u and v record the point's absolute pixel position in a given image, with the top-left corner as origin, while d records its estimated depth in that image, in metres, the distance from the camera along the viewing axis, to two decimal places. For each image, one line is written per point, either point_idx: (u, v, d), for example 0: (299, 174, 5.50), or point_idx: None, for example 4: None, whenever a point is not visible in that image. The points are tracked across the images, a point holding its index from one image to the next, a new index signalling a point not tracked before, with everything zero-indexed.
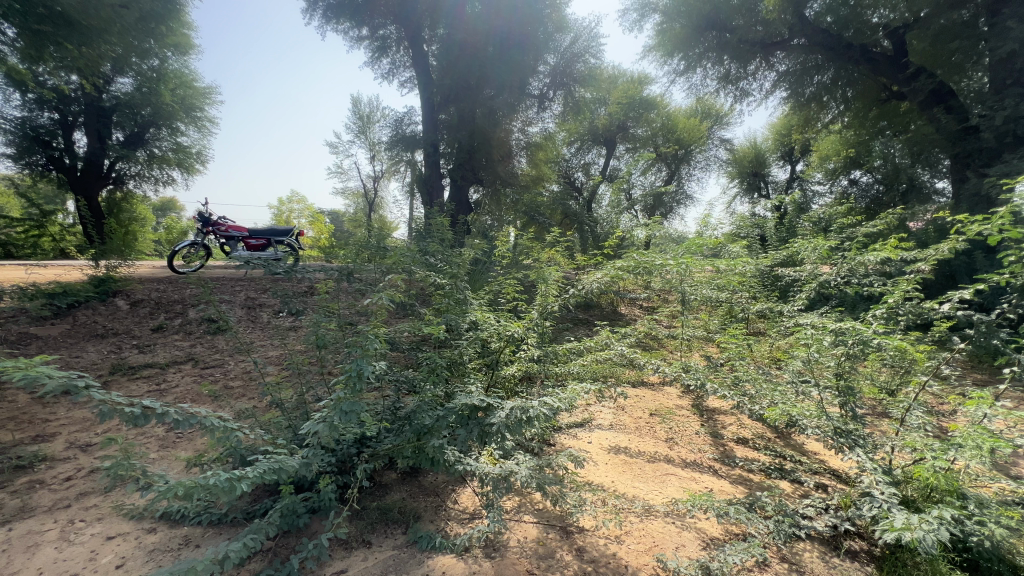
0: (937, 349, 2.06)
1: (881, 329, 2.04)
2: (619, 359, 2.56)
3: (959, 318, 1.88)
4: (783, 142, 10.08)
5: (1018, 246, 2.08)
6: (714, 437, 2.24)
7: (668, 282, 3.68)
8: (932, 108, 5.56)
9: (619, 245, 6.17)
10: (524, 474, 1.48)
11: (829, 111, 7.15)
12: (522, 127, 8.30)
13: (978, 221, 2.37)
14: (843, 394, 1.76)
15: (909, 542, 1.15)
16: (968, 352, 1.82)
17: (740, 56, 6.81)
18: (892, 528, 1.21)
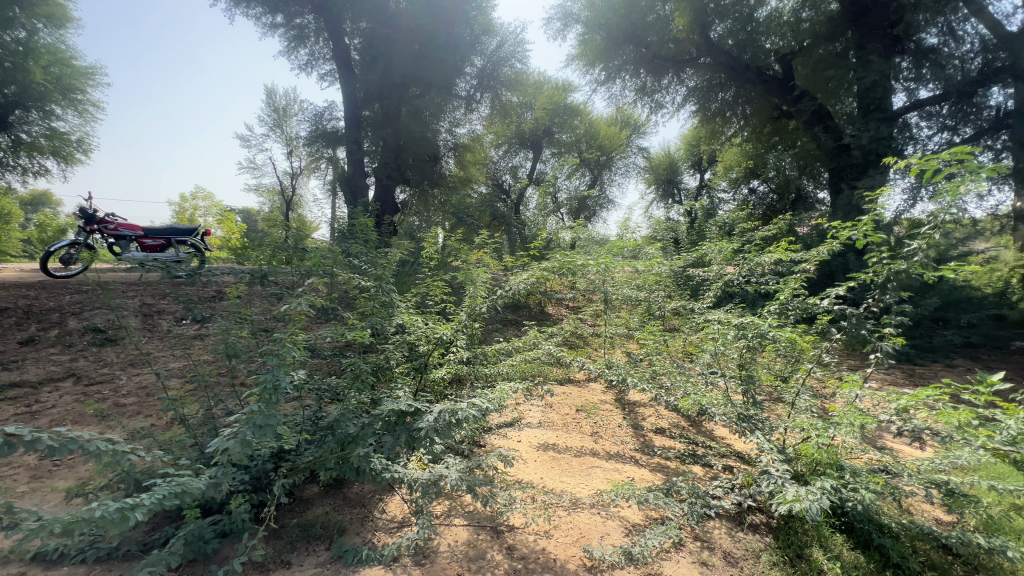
0: (819, 340, 2.34)
1: (775, 323, 2.28)
2: (547, 358, 2.63)
3: (836, 312, 2.15)
4: (693, 153, 10.90)
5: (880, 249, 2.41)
6: (635, 428, 2.37)
7: (591, 282, 3.84)
8: (814, 127, 6.30)
9: (545, 247, 6.32)
10: (454, 477, 1.46)
11: (732, 126, 7.84)
12: (449, 127, 8.22)
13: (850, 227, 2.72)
14: (745, 383, 1.94)
15: (798, 512, 1.30)
16: (844, 341, 2.09)
17: (654, 70, 7.27)
18: (784, 501, 1.35)
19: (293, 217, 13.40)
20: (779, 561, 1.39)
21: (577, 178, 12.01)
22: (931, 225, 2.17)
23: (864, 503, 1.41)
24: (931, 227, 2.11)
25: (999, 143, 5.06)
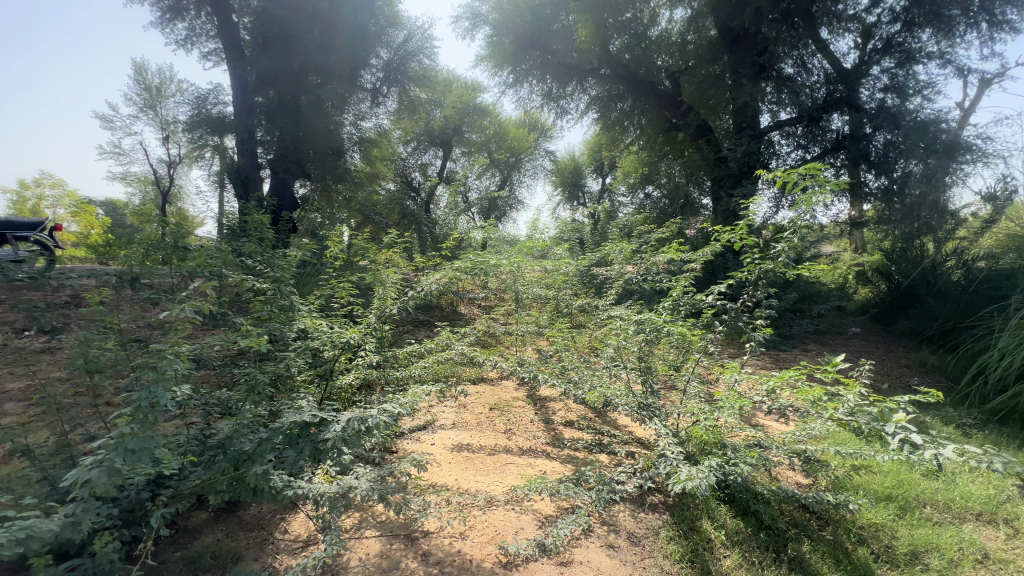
0: (705, 331, 2.59)
1: (669, 318, 2.50)
2: (460, 358, 2.62)
3: (718, 307, 2.40)
4: (596, 158, 11.52)
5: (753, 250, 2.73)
6: (546, 423, 2.45)
7: (502, 282, 3.89)
8: (699, 140, 6.98)
9: (456, 247, 6.29)
10: (364, 488, 1.39)
11: (630, 135, 8.43)
12: (353, 121, 7.72)
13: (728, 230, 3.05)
14: (644, 374, 2.10)
15: (690, 488, 1.44)
16: (725, 333, 2.35)
17: (559, 77, 7.56)
18: (678, 480, 1.49)
19: (171, 211, 11.88)
20: (675, 535, 1.53)
21: (487, 178, 12.10)
22: (790, 230, 2.52)
23: (742, 475, 1.60)
24: (792, 231, 2.44)
25: (838, 161, 6.01)
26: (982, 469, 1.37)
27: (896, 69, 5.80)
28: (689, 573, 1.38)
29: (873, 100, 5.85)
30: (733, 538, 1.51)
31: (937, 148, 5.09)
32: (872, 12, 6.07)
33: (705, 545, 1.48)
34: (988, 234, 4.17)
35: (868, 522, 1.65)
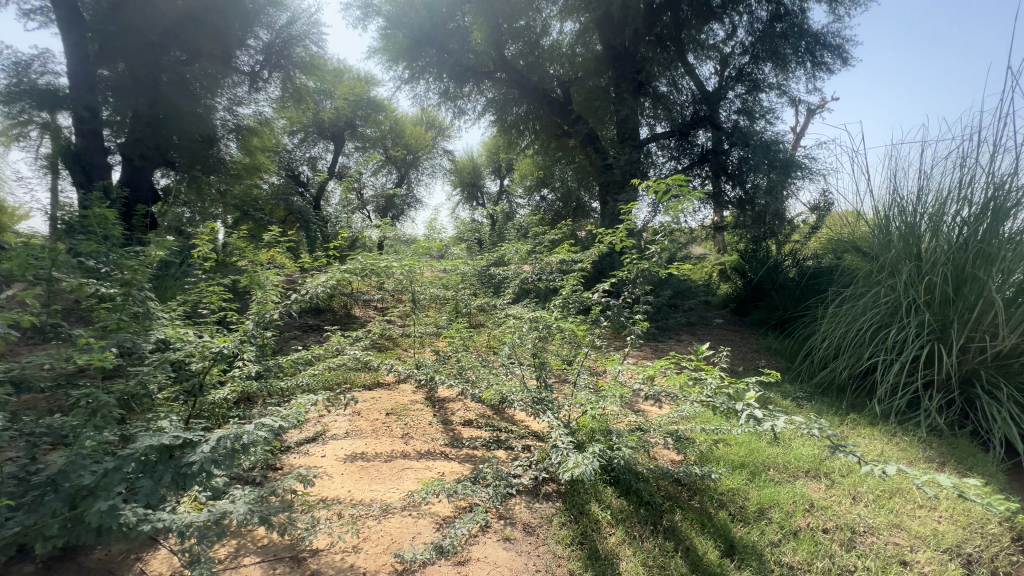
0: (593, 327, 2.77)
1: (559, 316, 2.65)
2: (353, 363, 2.49)
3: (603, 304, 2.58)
4: (493, 160, 11.69)
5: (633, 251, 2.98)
6: (445, 424, 2.44)
7: (398, 283, 3.77)
8: (588, 147, 7.45)
9: (350, 247, 5.97)
10: (241, 511, 1.26)
11: (525, 139, 8.71)
12: (228, 105, 6.87)
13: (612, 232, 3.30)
14: (538, 368, 2.19)
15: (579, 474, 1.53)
16: (609, 328, 2.54)
17: (456, 77, 7.55)
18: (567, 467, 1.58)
19: None
20: (567, 520, 1.62)
21: (383, 176, 11.64)
22: (663, 234, 2.80)
23: (625, 458, 1.74)
24: (664, 234, 2.71)
25: (703, 173, 6.81)
26: (806, 433, 1.65)
27: (746, 95, 6.74)
28: (579, 553, 1.48)
29: (729, 121, 6.73)
30: (618, 515, 1.65)
31: (778, 164, 6.00)
32: (727, 44, 6.99)
33: (594, 526, 1.58)
34: (814, 238, 5.02)
35: (727, 487, 1.90)
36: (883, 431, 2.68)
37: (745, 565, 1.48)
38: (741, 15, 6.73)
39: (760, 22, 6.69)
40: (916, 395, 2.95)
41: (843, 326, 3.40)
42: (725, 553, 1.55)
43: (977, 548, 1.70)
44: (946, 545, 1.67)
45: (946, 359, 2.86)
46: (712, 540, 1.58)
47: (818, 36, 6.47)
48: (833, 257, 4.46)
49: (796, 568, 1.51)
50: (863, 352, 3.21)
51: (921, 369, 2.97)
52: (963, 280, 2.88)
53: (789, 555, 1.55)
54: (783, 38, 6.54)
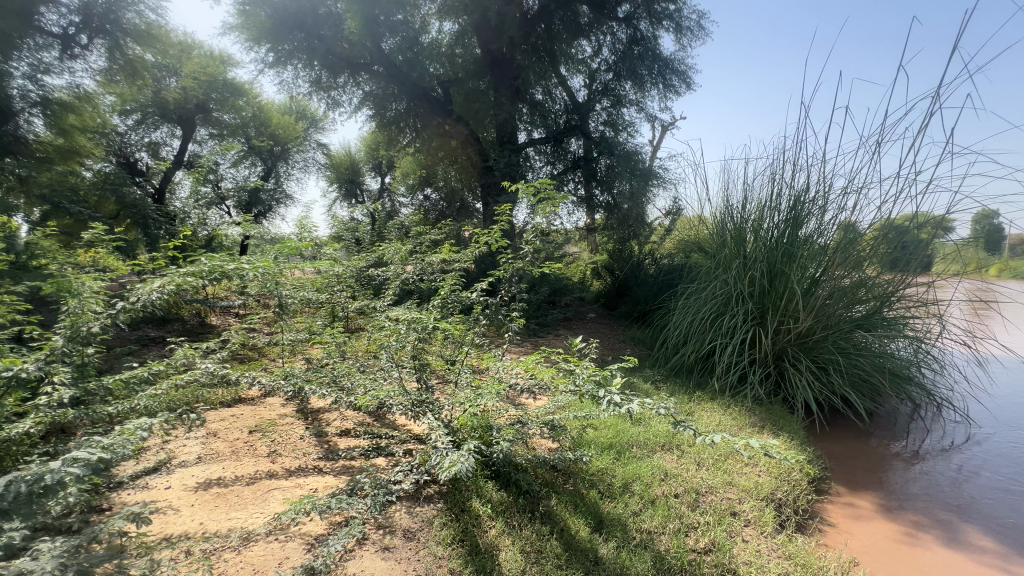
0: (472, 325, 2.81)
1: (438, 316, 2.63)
2: (206, 378, 2.20)
3: (481, 303, 2.64)
4: (372, 156, 11.15)
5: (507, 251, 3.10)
6: (318, 437, 2.27)
7: (262, 287, 3.43)
8: (469, 148, 7.53)
9: (203, 247, 5.26)
10: (48, 568, 1.04)
11: (405, 136, 8.49)
12: (29, 73, 5.55)
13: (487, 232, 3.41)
14: (419, 370, 2.16)
15: (457, 472, 1.54)
16: (488, 325, 2.61)
17: (329, 66, 7.11)
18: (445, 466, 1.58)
19: None
20: (448, 520, 1.62)
21: (244, 167, 10.39)
22: (536, 235, 2.96)
23: (504, 451, 1.80)
24: (535, 235, 2.88)
25: (576, 178, 7.32)
26: (657, 412, 1.87)
27: (611, 108, 7.40)
28: (459, 551, 1.49)
29: (597, 131, 7.32)
30: (498, 508, 1.70)
31: (638, 173, 6.70)
32: (594, 60, 7.59)
33: (474, 522, 1.61)
34: (669, 238, 5.69)
35: (598, 468, 2.07)
36: (720, 403, 3.16)
37: (611, 537, 1.63)
38: (605, 35, 7.37)
39: (621, 43, 7.38)
40: (744, 371, 3.53)
41: (690, 315, 3.91)
42: (595, 528, 1.68)
43: (785, 493, 2.09)
44: (764, 494, 2.02)
45: (764, 339, 3.45)
46: (584, 518, 1.71)
47: (667, 61, 7.34)
48: (683, 256, 5.10)
49: (654, 532, 1.70)
50: (705, 337, 3.73)
51: (747, 349, 3.55)
52: (775, 274, 3.49)
53: (648, 521, 1.74)
54: (640, 59, 7.27)
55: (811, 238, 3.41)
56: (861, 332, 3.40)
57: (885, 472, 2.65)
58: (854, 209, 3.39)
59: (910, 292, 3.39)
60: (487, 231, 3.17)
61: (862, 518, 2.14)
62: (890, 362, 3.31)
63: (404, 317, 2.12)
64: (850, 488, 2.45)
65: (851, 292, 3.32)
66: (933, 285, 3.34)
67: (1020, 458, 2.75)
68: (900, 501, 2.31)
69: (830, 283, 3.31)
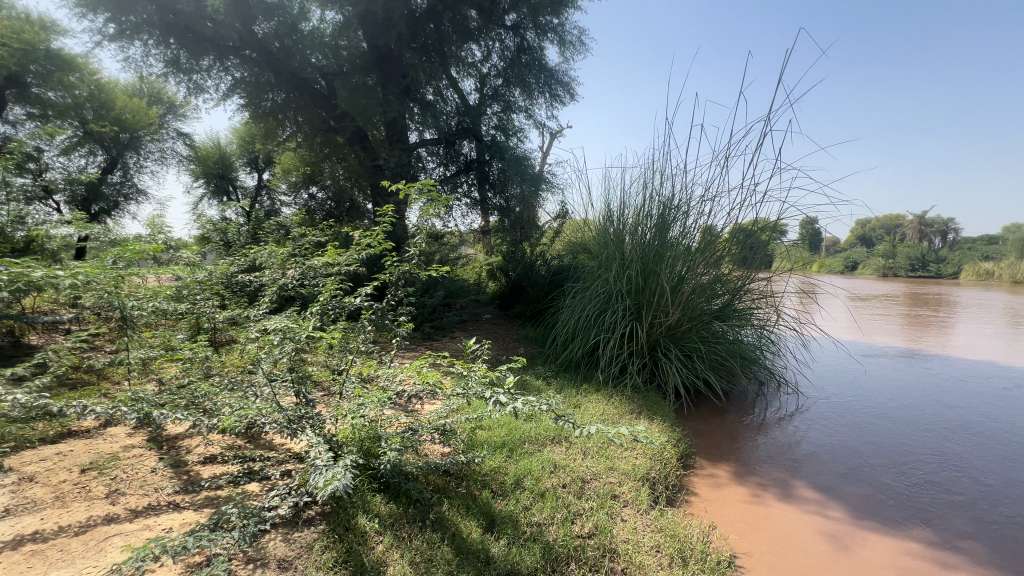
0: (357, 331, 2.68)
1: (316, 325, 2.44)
2: (17, 412, 1.80)
3: (365, 308, 2.54)
4: (245, 148, 10.03)
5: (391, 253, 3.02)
6: (175, 467, 1.99)
7: (102, 297, 2.93)
8: (356, 145, 7.19)
9: (20, 250, 4.34)
10: None
11: (285, 129, 7.81)
12: None
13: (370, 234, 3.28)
14: (297, 384, 1.99)
15: (335, 490, 1.44)
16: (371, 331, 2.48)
17: (188, 46, 6.30)
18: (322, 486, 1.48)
19: None
20: (330, 542, 1.51)
21: (78, 156, 8.69)
22: (422, 236, 2.93)
23: (393, 462, 1.74)
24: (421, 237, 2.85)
25: (469, 180, 7.34)
26: (540, 408, 1.94)
27: (501, 113, 7.58)
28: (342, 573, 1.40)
29: (489, 134, 7.43)
30: (386, 521, 1.63)
31: (527, 177, 6.95)
32: (484, 64, 7.72)
33: (359, 540, 1.53)
34: (559, 240, 5.99)
35: (489, 467, 2.09)
36: (604, 394, 3.38)
37: (502, 534, 1.65)
38: (494, 42, 7.55)
39: (509, 51, 7.64)
40: (624, 363, 3.83)
41: (577, 313, 4.14)
42: (486, 529, 1.70)
43: (658, 472, 2.30)
44: (640, 474, 2.21)
45: (640, 333, 3.78)
46: (475, 519, 1.72)
47: (553, 72, 7.74)
48: (570, 257, 5.38)
49: (543, 524, 1.76)
50: (590, 333, 3.98)
51: (626, 343, 3.85)
52: (648, 273, 3.83)
53: (537, 514, 1.80)
54: (528, 69, 7.63)
55: (677, 240, 3.82)
56: (718, 322, 3.88)
57: (737, 442, 3.06)
58: (709, 214, 3.87)
59: (753, 286, 3.96)
60: (370, 233, 3.05)
61: (719, 486, 2.44)
62: (740, 347, 3.84)
63: (274, 327, 1.93)
64: (711, 460, 2.78)
65: (709, 287, 3.78)
66: (770, 280, 3.98)
67: (833, 420, 3.35)
68: (747, 467, 2.68)
69: (693, 280, 3.74)
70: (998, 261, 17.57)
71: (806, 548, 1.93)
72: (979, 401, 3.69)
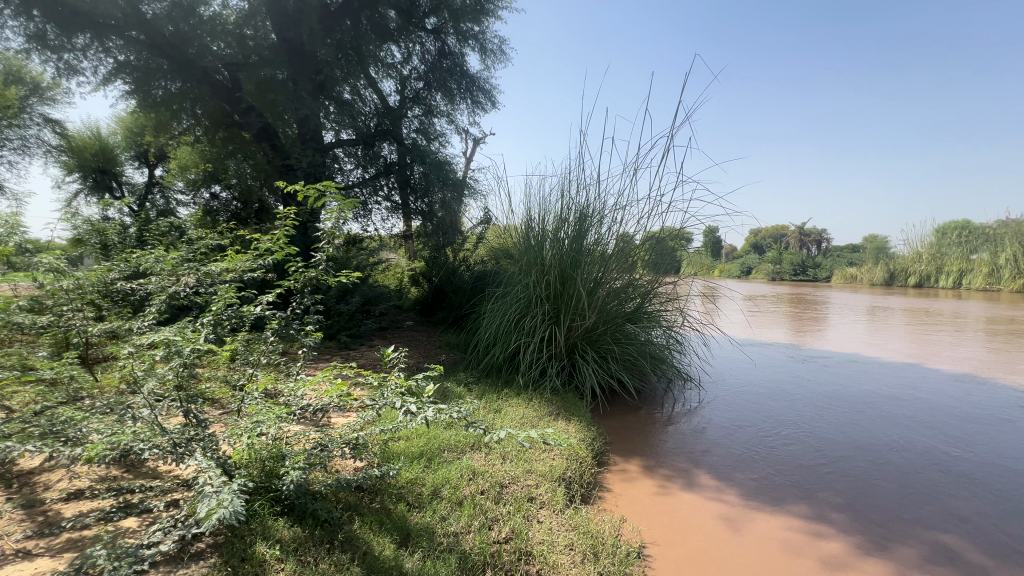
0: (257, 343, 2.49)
1: (209, 339, 2.24)
2: None
3: (266, 318, 2.37)
4: (131, 140, 8.89)
5: (296, 259, 2.86)
6: (29, 508, 1.70)
7: None
8: (264, 142, 6.70)
9: None
10: None
11: (180, 122, 7.24)
12: None
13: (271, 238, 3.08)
14: (184, 403, 1.79)
15: (223, 519, 1.31)
16: (276, 343, 2.36)
17: (58, 21, 5.54)
18: (207, 516, 1.33)
19: None
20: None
21: None
22: (330, 241, 2.81)
23: (297, 482, 1.62)
24: (329, 242, 2.73)
25: (389, 183, 7.10)
26: (453, 417, 1.92)
27: (423, 117, 7.44)
28: None
29: (409, 137, 7.24)
30: (289, 547, 1.52)
31: (449, 183, 6.93)
32: (405, 67, 7.58)
33: (255, 570, 1.41)
34: (482, 245, 6.04)
35: (406, 479, 2.03)
36: (524, 397, 3.44)
37: (417, 548, 1.61)
38: (415, 45, 7.46)
39: (430, 55, 7.59)
40: (544, 366, 3.91)
41: (498, 318, 4.17)
42: (400, 544, 1.65)
43: (574, 471, 2.37)
44: (556, 475, 2.26)
45: (558, 336, 3.89)
46: (388, 535, 1.66)
47: (474, 79, 7.78)
48: (492, 262, 5.43)
49: (460, 533, 1.74)
50: (511, 338, 4.02)
51: (545, 346, 3.94)
52: (566, 278, 3.96)
53: (454, 524, 1.77)
54: (449, 74, 7.59)
55: (592, 246, 4.00)
56: (631, 324, 4.09)
57: (648, 438, 3.24)
58: (621, 222, 4.11)
59: (661, 290, 4.23)
60: (273, 236, 2.83)
61: (631, 480, 2.57)
62: (650, 347, 4.08)
63: (154, 341, 1.71)
64: (623, 456, 2.92)
65: (622, 291, 3.97)
66: (676, 283, 4.27)
67: (729, 411, 3.67)
68: (656, 459, 2.86)
69: (607, 284, 3.91)
70: (859, 267, 20.45)
71: (704, 532, 2.08)
72: (846, 389, 4.24)
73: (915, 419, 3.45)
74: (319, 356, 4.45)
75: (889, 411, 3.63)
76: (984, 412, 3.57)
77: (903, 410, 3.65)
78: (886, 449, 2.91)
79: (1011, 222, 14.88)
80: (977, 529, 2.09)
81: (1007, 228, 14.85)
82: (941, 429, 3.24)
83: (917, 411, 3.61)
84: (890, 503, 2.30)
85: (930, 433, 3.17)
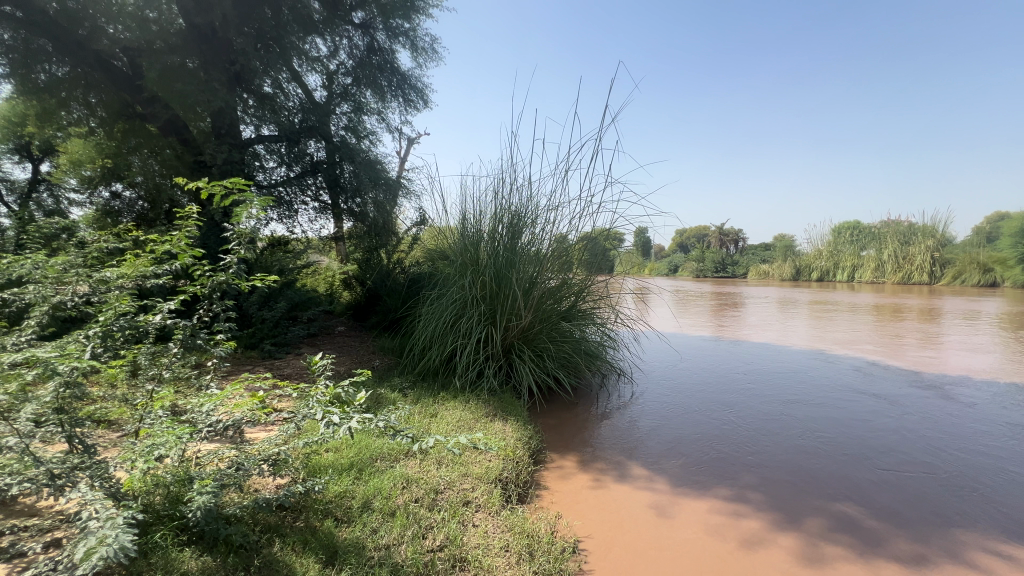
0: (158, 358, 2.24)
1: (96, 353, 1.99)
2: None
3: (167, 329, 2.13)
4: (7, 131, 7.75)
5: (198, 262, 2.57)
6: None
7: None
8: (171, 136, 6.10)
9: None
10: None
11: (70, 111, 6.54)
12: None
13: (164, 238, 2.73)
14: (68, 428, 1.54)
15: (106, 558, 1.18)
16: (180, 353, 2.15)
17: None
18: (86, 557, 1.19)
19: None
20: None
21: None
22: (241, 243, 2.58)
23: (207, 508, 1.47)
24: (237, 245, 2.49)
25: (318, 182, 6.70)
26: (379, 428, 1.82)
27: (352, 114, 7.08)
28: None
29: (337, 134, 6.83)
30: None
31: (381, 183, 6.75)
32: (331, 61, 7.25)
33: None
34: (418, 247, 5.96)
35: (333, 494, 1.92)
36: (461, 400, 3.40)
37: (344, 566, 1.53)
38: (341, 38, 7.18)
39: (358, 50, 7.31)
40: (481, 367, 3.89)
41: (433, 321, 4.07)
42: (326, 564, 1.55)
43: (510, 471, 2.38)
44: (493, 476, 2.25)
45: (495, 337, 3.90)
46: (313, 555, 1.56)
47: (405, 76, 7.61)
48: (429, 264, 5.32)
49: (392, 545, 1.67)
50: (447, 340, 3.95)
51: (482, 347, 3.92)
52: (502, 279, 3.94)
53: (385, 536, 1.70)
54: (379, 70, 7.36)
55: (527, 246, 4.03)
56: (566, 322, 4.17)
57: (584, 433, 3.30)
58: (555, 222, 4.19)
59: (594, 288, 4.35)
60: (173, 236, 2.54)
61: (567, 476, 2.61)
62: (585, 345, 4.17)
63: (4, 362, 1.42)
64: (560, 453, 2.95)
65: (558, 290, 4.06)
66: (608, 283, 4.44)
67: (661, 403, 3.83)
68: (591, 454, 2.92)
69: (542, 283, 3.97)
70: (771, 264, 22.37)
71: (636, 522, 2.16)
72: (761, 375, 4.61)
73: (819, 400, 3.79)
74: (237, 368, 4.13)
75: (796, 394, 3.96)
76: (877, 391, 3.98)
77: (810, 392, 4.01)
78: (797, 430, 3.17)
79: (892, 222, 16.91)
80: (872, 497, 2.31)
81: (888, 228, 16.87)
82: (840, 408, 3.59)
83: (822, 393, 3.97)
84: (797, 479, 2.50)
85: (837, 413, 3.47)
